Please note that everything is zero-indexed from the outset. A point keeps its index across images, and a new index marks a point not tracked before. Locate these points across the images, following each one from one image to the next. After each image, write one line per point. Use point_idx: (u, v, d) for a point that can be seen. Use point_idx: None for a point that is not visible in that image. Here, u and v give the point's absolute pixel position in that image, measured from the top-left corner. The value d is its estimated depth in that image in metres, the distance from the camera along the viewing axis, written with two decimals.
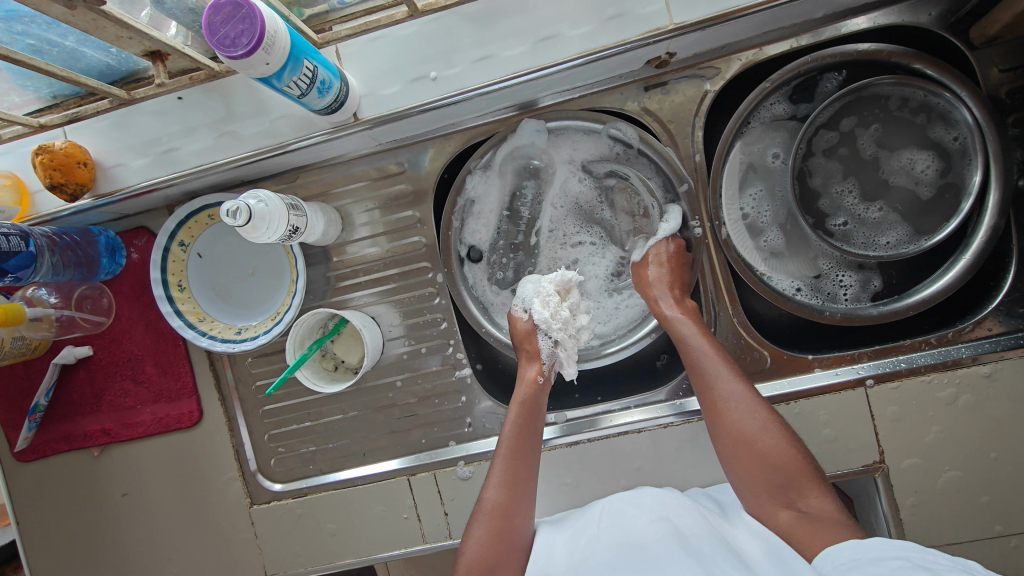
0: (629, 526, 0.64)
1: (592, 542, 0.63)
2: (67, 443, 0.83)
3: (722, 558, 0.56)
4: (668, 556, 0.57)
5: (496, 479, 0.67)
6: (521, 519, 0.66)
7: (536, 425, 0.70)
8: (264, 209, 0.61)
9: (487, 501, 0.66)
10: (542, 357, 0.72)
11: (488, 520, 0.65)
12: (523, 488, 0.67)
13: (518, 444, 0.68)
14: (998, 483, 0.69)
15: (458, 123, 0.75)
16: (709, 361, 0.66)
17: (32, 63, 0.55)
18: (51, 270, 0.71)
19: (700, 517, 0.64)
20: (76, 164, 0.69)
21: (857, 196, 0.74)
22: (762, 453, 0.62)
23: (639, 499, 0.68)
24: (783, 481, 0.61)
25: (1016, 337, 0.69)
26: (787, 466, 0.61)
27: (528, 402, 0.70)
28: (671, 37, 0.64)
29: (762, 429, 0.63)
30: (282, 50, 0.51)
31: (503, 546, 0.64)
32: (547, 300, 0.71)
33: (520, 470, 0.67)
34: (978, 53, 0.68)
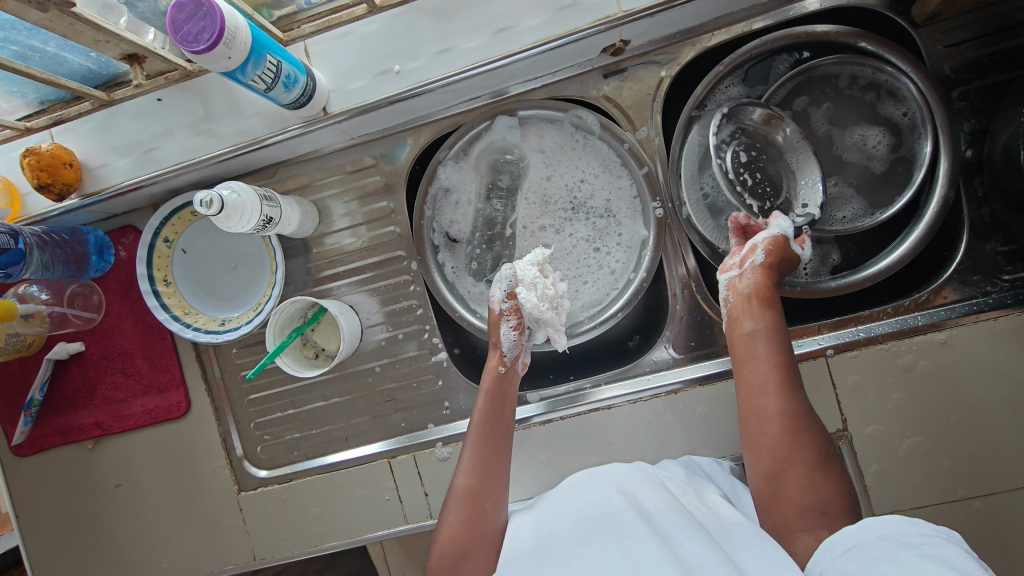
0: (595, 502, 0.65)
1: (560, 519, 0.65)
2: (62, 437, 0.87)
3: (681, 527, 0.58)
4: (630, 527, 0.58)
5: (466, 465, 0.70)
6: (491, 505, 0.68)
7: (504, 414, 0.74)
8: (237, 200, 0.64)
9: (458, 487, 0.69)
10: (502, 349, 0.75)
11: (458, 505, 0.68)
12: (493, 472, 0.70)
13: (485, 433, 0.71)
14: (957, 447, 0.71)
15: (426, 116, 0.79)
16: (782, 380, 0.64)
17: (14, 67, 0.59)
18: (41, 267, 0.74)
19: (664, 488, 0.65)
20: (63, 164, 0.72)
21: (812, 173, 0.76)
22: (810, 480, 0.59)
23: (606, 476, 0.70)
24: (821, 509, 0.58)
25: (969, 304, 0.71)
26: (827, 498, 0.58)
27: (493, 390, 0.74)
28: (622, 23, 0.66)
29: (817, 462, 0.60)
30: (242, 45, 0.54)
31: (475, 530, 0.66)
32: (530, 286, 0.74)
33: (489, 456, 0.70)
34: (922, 30, 0.70)
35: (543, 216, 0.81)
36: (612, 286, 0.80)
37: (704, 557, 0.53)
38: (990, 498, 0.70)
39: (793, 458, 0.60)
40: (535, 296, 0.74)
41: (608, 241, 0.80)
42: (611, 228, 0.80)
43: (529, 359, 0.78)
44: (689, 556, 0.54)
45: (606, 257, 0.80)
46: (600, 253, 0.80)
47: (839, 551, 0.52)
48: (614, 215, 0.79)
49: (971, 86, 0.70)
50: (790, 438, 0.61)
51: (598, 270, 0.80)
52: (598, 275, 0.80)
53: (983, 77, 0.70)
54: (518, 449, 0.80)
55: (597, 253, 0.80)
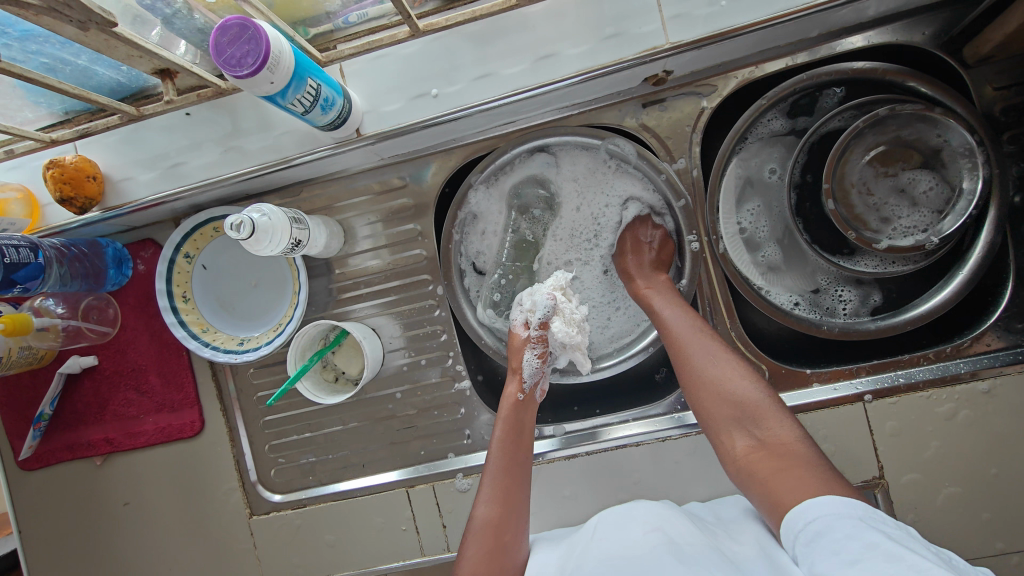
0: (623, 541, 0.63)
1: (587, 555, 0.63)
2: (71, 452, 0.85)
3: (713, 562, 0.56)
4: (660, 565, 0.57)
5: (486, 496, 0.67)
6: (512, 537, 0.66)
7: (523, 441, 0.71)
8: (267, 222, 0.62)
9: (478, 518, 0.66)
10: (523, 376, 0.73)
11: (479, 536, 0.64)
12: (514, 502, 0.67)
13: (507, 464, 0.69)
14: (997, 499, 0.69)
15: (459, 139, 0.77)
16: (669, 314, 0.70)
17: (46, 82, 0.56)
18: (59, 281, 0.72)
19: (696, 531, 0.63)
20: (86, 177, 0.70)
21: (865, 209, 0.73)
22: (716, 388, 0.65)
23: (634, 514, 0.68)
24: (739, 410, 0.63)
25: (1016, 352, 0.69)
26: (742, 397, 0.64)
27: (513, 418, 0.71)
28: (668, 55, 0.65)
29: (721, 370, 0.66)
30: (286, 70, 0.52)
31: (497, 562, 0.63)
32: (560, 316, 0.72)
33: (511, 486, 0.67)
34: (972, 71, 0.69)
35: (569, 251, 0.80)
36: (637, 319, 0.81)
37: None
38: None
39: (697, 381, 0.66)
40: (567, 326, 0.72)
41: None
42: None
43: (547, 385, 0.76)
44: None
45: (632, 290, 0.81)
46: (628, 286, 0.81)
47: (799, 527, 0.53)
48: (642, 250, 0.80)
49: (1021, 131, 0.69)
50: (687, 364, 0.67)
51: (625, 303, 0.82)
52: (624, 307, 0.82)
53: None
54: (541, 482, 0.77)
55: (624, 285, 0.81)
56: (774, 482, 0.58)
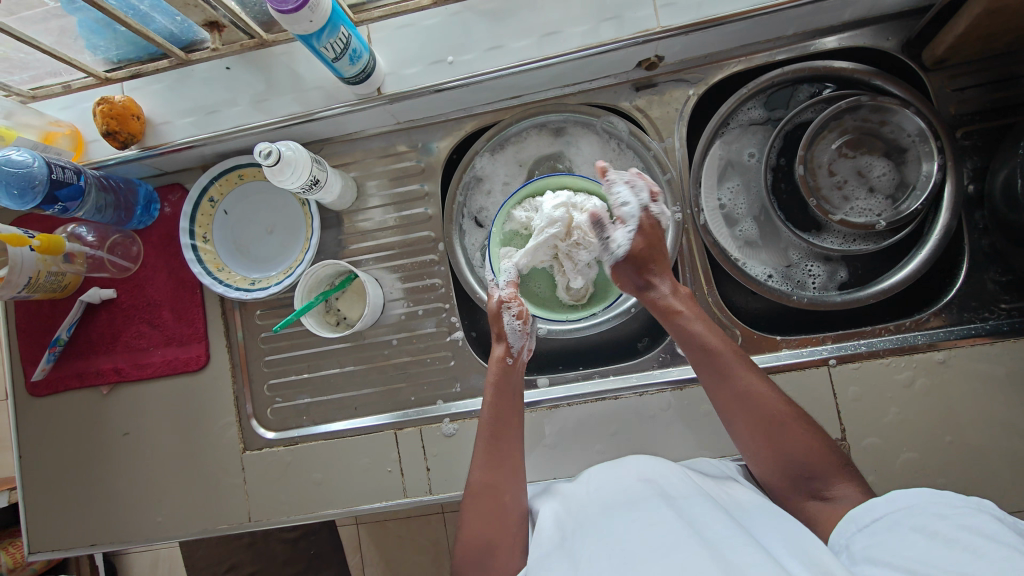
0: (616, 487, 0.66)
1: (587, 502, 0.66)
2: (80, 380, 0.89)
3: (706, 510, 0.59)
4: (651, 510, 0.60)
5: (477, 462, 0.71)
6: (510, 494, 0.69)
7: (512, 399, 0.74)
8: (292, 156, 0.69)
9: (473, 483, 0.70)
10: (510, 341, 0.76)
11: (475, 501, 0.68)
12: (503, 463, 0.70)
13: (495, 420, 0.72)
14: (952, 466, 0.72)
15: (468, 109, 0.85)
16: (727, 369, 0.67)
17: (116, 14, 0.65)
18: (94, 208, 0.79)
19: (686, 477, 0.66)
20: (131, 116, 0.78)
21: (835, 189, 0.80)
22: (783, 448, 0.64)
23: (627, 461, 0.71)
24: (806, 473, 0.63)
25: (968, 328, 0.74)
26: (811, 457, 0.63)
27: (500, 380, 0.75)
28: (659, 37, 0.73)
29: (751, 394, 0.66)
30: (324, 12, 0.60)
31: (496, 520, 0.67)
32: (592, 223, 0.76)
33: (501, 447, 0.71)
34: (930, 74, 0.77)
35: None
36: None
37: (729, 537, 0.54)
38: None
39: (761, 439, 0.65)
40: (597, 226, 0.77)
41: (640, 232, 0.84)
42: None
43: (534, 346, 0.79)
44: (712, 533, 0.55)
45: None
46: None
47: (865, 522, 0.56)
48: None
49: (974, 128, 0.76)
50: (749, 419, 0.66)
51: None
52: None
53: (986, 120, 0.76)
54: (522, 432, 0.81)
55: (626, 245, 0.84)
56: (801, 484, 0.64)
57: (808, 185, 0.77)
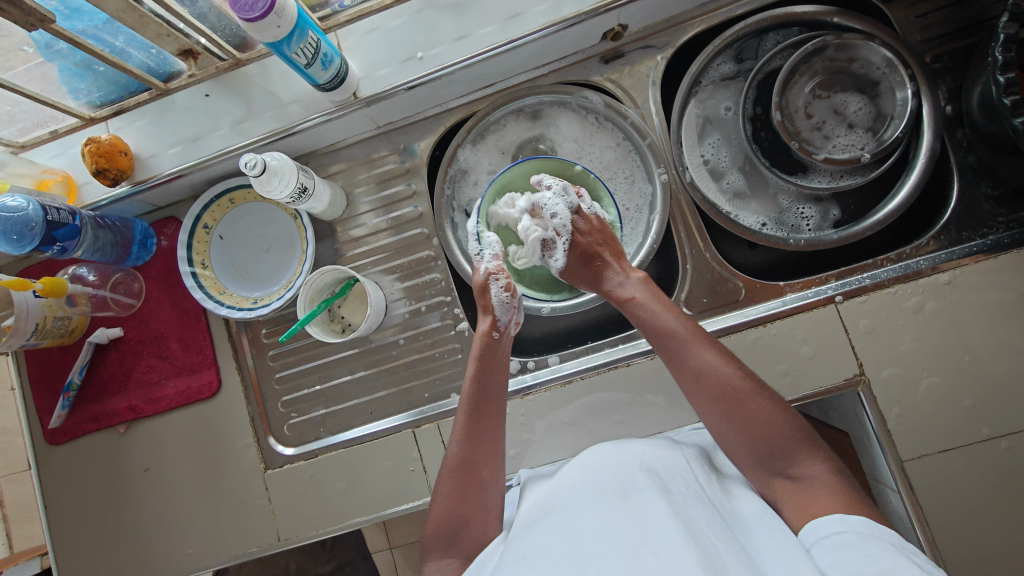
0: (615, 476, 0.65)
1: (575, 490, 0.66)
2: (96, 422, 0.89)
3: (704, 513, 0.58)
4: (649, 501, 0.59)
5: (458, 437, 0.72)
6: (488, 472, 0.70)
7: (496, 373, 0.74)
8: (278, 165, 0.70)
9: (453, 457, 0.71)
10: (496, 313, 0.76)
11: (452, 477, 0.70)
12: (485, 441, 0.71)
13: (481, 393, 0.73)
14: (976, 385, 0.71)
15: (444, 104, 0.86)
16: (687, 347, 0.68)
17: (91, 48, 0.67)
18: (93, 246, 0.80)
19: (686, 469, 0.65)
20: (119, 153, 0.80)
21: (813, 131, 0.80)
22: (748, 423, 0.64)
23: (630, 449, 0.69)
24: (772, 450, 0.63)
25: (969, 246, 0.74)
26: (775, 434, 0.63)
27: (484, 353, 0.75)
28: (619, 5, 0.74)
29: (714, 373, 0.66)
30: (290, 17, 0.61)
31: (468, 499, 0.69)
32: (562, 195, 0.76)
33: (485, 424, 0.72)
34: (890, 5, 0.78)
35: None
36: (634, 240, 0.84)
37: (723, 550, 0.53)
38: (1018, 436, 0.70)
39: (726, 415, 0.65)
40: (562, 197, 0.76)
41: (629, 200, 0.84)
42: (633, 188, 0.85)
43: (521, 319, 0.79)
44: (706, 540, 0.54)
45: (631, 214, 0.84)
46: (627, 210, 0.84)
47: (824, 534, 0.55)
48: (639, 180, 0.84)
49: (943, 50, 0.77)
50: (712, 396, 0.66)
51: (624, 228, 0.84)
52: (624, 230, 0.84)
53: (953, 40, 0.77)
54: (539, 413, 0.81)
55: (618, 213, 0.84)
56: (771, 461, 0.63)
57: (787, 129, 0.77)
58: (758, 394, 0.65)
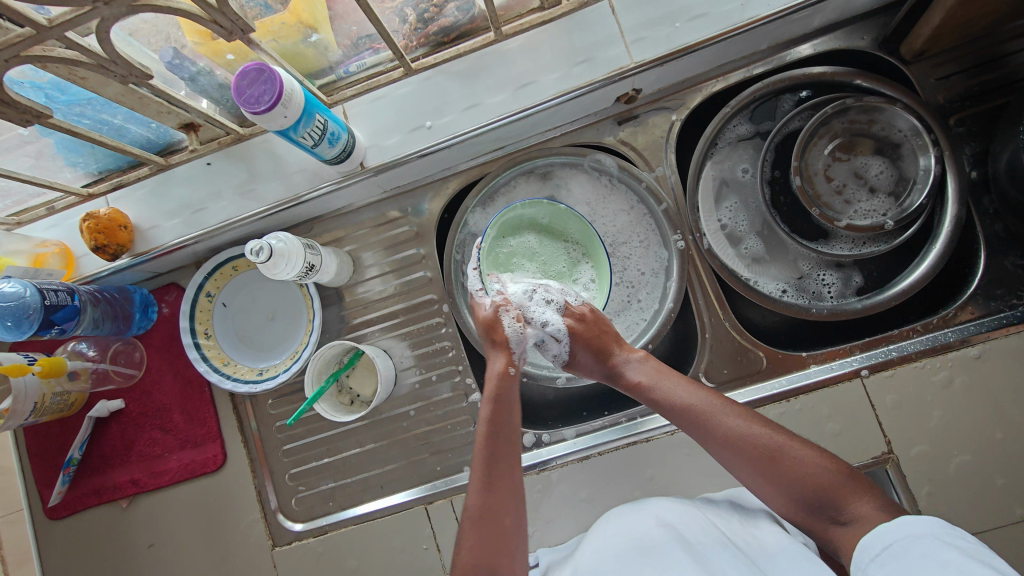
0: (634, 534, 0.65)
1: (597, 550, 0.65)
2: (97, 496, 0.86)
3: (726, 560, 0.58)
4: (671, 558, 0.59)
5: (475, 484, 0.66)
6: (512, 518, 0.65)
7: (512, 416, 0.70)
8: (284, 247, 0.68)
9: (471, 507, 0.65)
10: (510, 347, 0.73)
11: (471, 527, 0.64)
12: (506, 489, 0.66)
13: (494, 432, 0.68)
14: (1008, 464, 0.69)
15: (453, 167, 0.84)
16: (711, 414, 0.65)
17: (89, 136, 0.64)
18: (92, 324, 0.78)
19: (704, 521, 0.65)
20: (119, 227, 0.77)
21: (835, 192, 0.78)
22: (786, 481, 0.60)
23: (644, 506, 0.69)
24: (819, 500, 0.59)
25: (998, 318, 0.72)
26: (818, 484, 0.59)
27: (500, 392, 0.71)
28: (634, 73, 0.72)
29: (743, 433, 0.63)
30: (297, 105, 0.60)
31: (498, 547, 0.62)
32: (545, 301, 0.74)
33: (502, 467, 0.66)
34: (912, 66, 0.76)
35: None
36: (650, 307, 0.81)
37: None
38: None
39: (764, 475, 0.61)
40: (548, 303, 0.74)
41: (645, 264, 0.81)
42: (648, 252, 0.82)
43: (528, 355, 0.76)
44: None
45: (647, 278, 0.81)
46: (642, 274, 0.81)
47: (876, 550, 0.53)
48: (654, 243, 0.82)
49: (966, 114, 0.75)
50: (747, 462, 0.62)
51: (640, 294, 0.82)
52: (641, 296, 0.82)
53: (977, 104, 0.75)
54: (557, 489, 0.79)
55: (634, 278, 0.81)
56: (824, 510, 0.59)
57: (807, 195, 0.75)
58: (793, 448, 0.61)
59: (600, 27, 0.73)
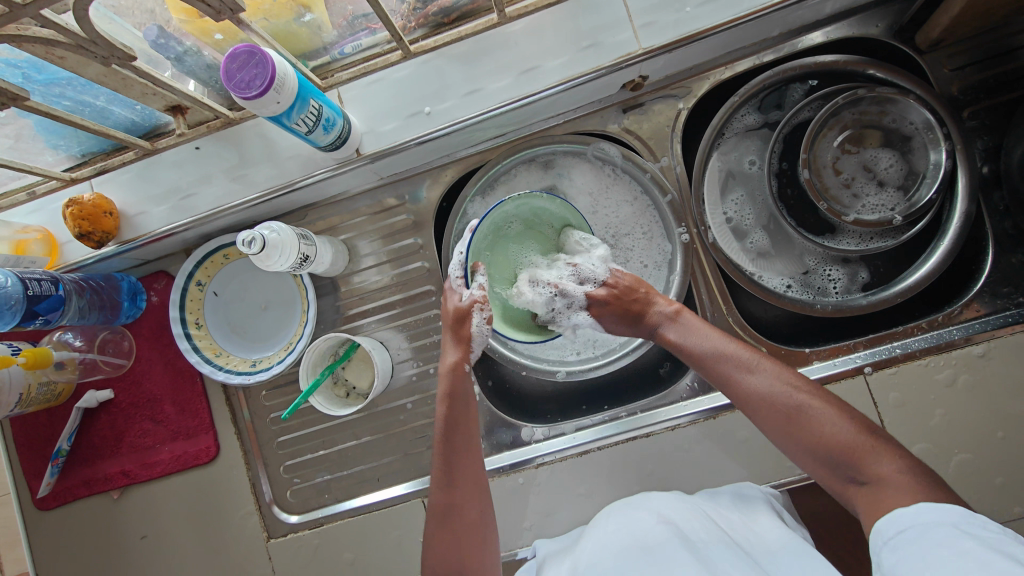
0: (634, 530, 0.64)
1: (598, 545, 0.64)
2: (87, 488, 0.85)
3: (728, 558, 0.57)
4: (673, 556, 0.58)
5: (435, 481, 0.67)
6: (477, 510, 0.66)
7: (467, 411, 0.69)
8: (277, 238, 0.66)
9: (435, 502, 0.66)
10: (472, 343, 0.71)
11: (434, 522, 0.66)
12: (471, 484, 0.67)
13: (448, 431, 0.68)
14: (1008, 463, 0.69)
15: (452, 155, 0.81)
16: (738, 369, 0.65)
17: (69, 119, 0.61)
18: (78, 313, 0.75)
19: (706, 516, 0.64)
20: (103, 213, 0.74)
21: (854, 174, 0.76)
22: (809, 438, 0.60)
23: (643, 501, 0.69)
24: (839, 458, 0.58)
25: (1003, 316, 0.71)
26: (839, 443, 0.58)
27: (455, 389, 0.69)
28: (641, 60, 0.69)
29: (767, 388, 0.63)
30: (290, 90, 0.57)
31: (459, 539, 0.65)
32: (565, 304, 0.72)
33: (467, 465, 0.67)
34: (927, 56, 0.74)
35: None
36: None
37: None
38: None
39: (786, 430, 0.61)
40: (534, 284, 0.70)
41: (648, 256, 0.80)
42: (651, 244, 0.80)
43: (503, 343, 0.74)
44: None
45: (649, 272, 0.80)
46: (644, 268, 0.80)
47: (891, 534, 0.51)
48: (657, 235, 0.80)
49: (980, 106, 0.73)
50: (770, 415, 0.62)
51: (642, 288, 0.80)
52: (642, 291, 0.80)
53: (991, 97, 0.73)
54: (555, 483, 0.78)
55: (636, 272, 0.80)
56: (846, 467, 0.58)
57: (816, 188, 0.73)
58: (817, 408, 0.60)
59: (607, 10, 0.70)
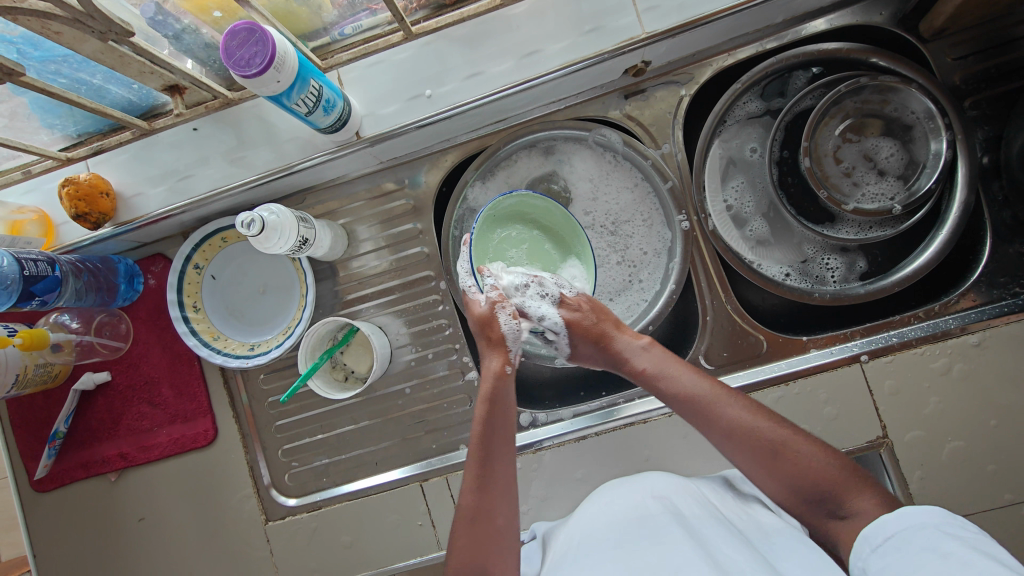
0: (630, 507, 0.64)
1: (592, 522, 0.64)
2: (85, 470, 0.85)
3: (722, 535, 0.57)
4: (667, 531, 0.58)
5: (466, 483, 0.66)
6: (503, 518, 0.64)
7: (508, 413, 0.68)
8: (276, 221, 0.65)
9: (466, 506, 0.64)
10: (506, 346, 0.69)
11: (466, 526, 0.63)
12: (501, 491, 0.65)
13: (488, 431, 0.67)
14: (999, 450, 0.70)
15: (452, 140, 0.81)
16: (713, 405, 0.64)
17: (67, 96, 0.61)
18: (75, 295, 0.75)
19: (700, 496, 0.64)
20: (100, 194, 0.73)
21: (855, 168, 0.76)
22: (788, 473, 0.59)
23: (637, 482, 0.69)
24: (821, 493, 0.58)
25: (998, 306, 0.72)
26: (819, 479, 0.59)
27: (495, 392, 0.68)
28: (644, 45, 0.69)
29: (746, 423, 0.62)
30: (291, 69, 0.56)
31: (488, 546, 0.62)
32: (540, 295, 0.71)
33: (497, 472, 0.66)
34: (930, 45, 0.74)
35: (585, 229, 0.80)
36: (652, 288, 0.80)
37: (744, 564, 0.53)
38: None
39: (766, 466, 0.60)
40: (544, 297, 0.71)
41: (647, 244, 0.80)
42: (650, 232, 0.80)
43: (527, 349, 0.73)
44: (732, 567, 0.53)
45: (648, 259, 0.80)
46: (643, 255, 0.80)
47: (878, 541, 0.53)
48: (657, 223, 0.80)
49: (981, 97, 0.74)
50: (750, 451, 0.61)
51: (642, 275, 0.80)
52: (642, 277, 0.80)
53: (993, 87, 0.73)
54: (553, 468, 0.79)
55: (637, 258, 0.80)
56: (824, 501, 0.58)
57: (816, 177, 0.73)
58: (797, 443, 0.60)
59: None
